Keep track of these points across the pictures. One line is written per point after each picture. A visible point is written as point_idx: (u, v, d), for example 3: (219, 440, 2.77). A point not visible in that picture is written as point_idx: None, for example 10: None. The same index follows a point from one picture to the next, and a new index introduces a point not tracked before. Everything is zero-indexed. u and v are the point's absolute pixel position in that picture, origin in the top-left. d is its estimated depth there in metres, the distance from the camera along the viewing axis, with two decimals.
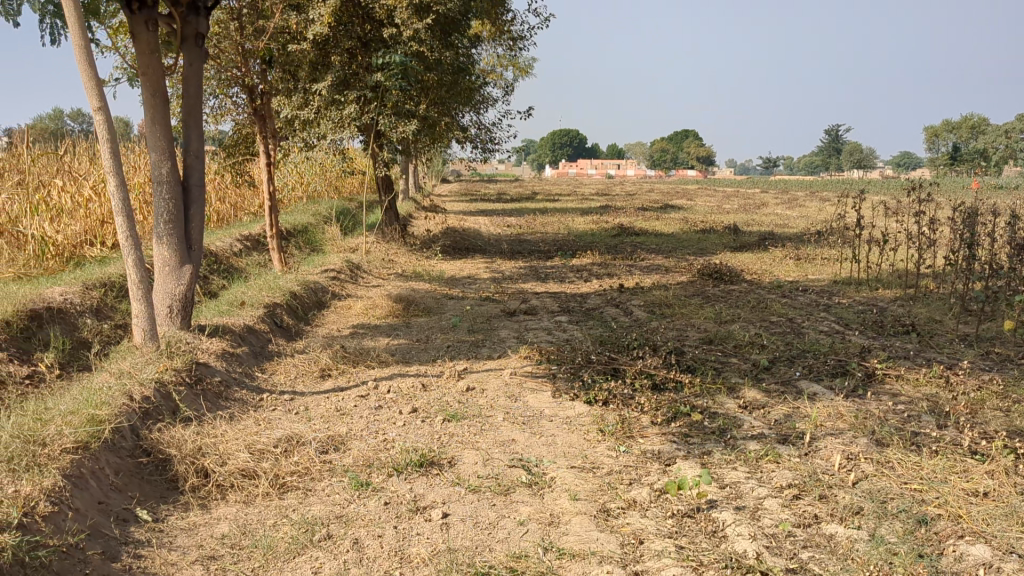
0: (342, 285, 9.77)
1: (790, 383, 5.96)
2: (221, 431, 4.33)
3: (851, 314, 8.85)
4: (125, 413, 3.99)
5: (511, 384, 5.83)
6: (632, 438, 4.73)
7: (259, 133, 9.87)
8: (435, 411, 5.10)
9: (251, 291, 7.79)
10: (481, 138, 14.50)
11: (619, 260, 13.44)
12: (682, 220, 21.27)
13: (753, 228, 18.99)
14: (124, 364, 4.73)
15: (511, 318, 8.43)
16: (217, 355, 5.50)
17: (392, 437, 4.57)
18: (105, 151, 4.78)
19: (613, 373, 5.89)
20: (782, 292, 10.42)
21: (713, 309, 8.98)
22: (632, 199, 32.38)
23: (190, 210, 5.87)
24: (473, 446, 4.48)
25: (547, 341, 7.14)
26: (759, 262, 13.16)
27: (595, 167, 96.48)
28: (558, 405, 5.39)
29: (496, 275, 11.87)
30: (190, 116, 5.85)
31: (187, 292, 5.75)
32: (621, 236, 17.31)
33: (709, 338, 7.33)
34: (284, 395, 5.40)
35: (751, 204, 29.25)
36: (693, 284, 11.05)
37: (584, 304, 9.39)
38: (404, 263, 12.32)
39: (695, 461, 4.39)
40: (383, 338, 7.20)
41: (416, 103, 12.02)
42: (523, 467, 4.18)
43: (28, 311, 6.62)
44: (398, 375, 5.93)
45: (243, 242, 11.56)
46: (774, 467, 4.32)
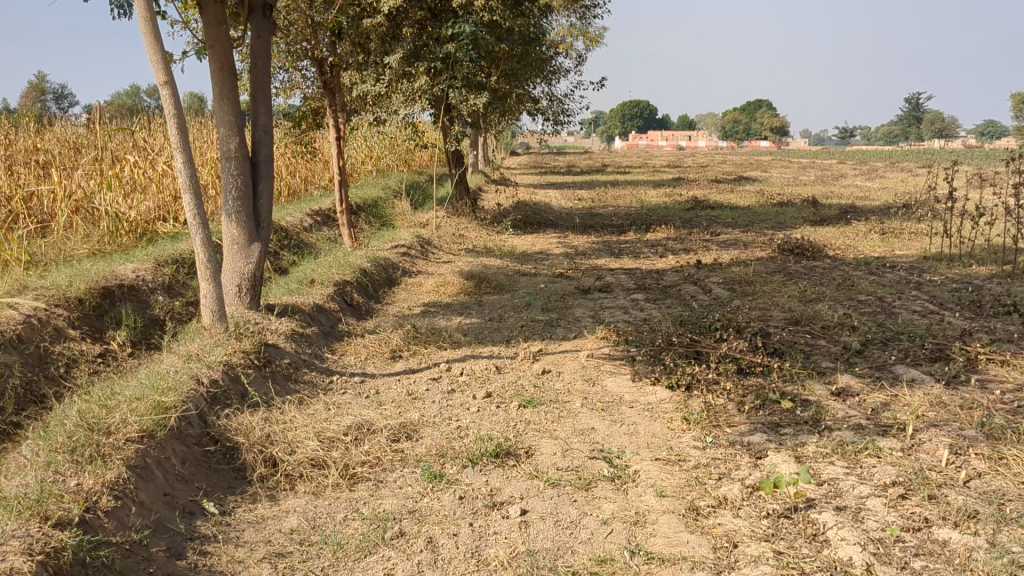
0: (413, 261, 9.62)
1: (885, 368, 5.60)
2: (290, 417, 4.19)
3: (946, 293, 8.38)
4: (192, 399, 3.87)
5: (588, 367, 5.60)
6: (719, 427, 4.47)
7: (329, 107, 9.73)
8: (510, 395, 4.89)
9: (321, 268, 7.67)
10: (553, 110, 14.20)
11: (695, 235, 13.05)
12: (759, 192, 20.66)
13: (833, 201, 18.35)
14: (192, 346, 4.62)
15: (585, 295, 8.18)
16: (286, 336, 5.38)
17: (466, 423, 4.37)
18: (173, 127, 4.65)
19: (696, 356, 5.61)
20: (869, 268, 9.96)
21: (798, 287, 8.59)
22: (704, 171, 31.60)
23: (258, 187, 5.75)
24: (551, 434, 4.26)
25: (624, 321, 6.87)
26: (842, 236, 12.65)
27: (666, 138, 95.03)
28: (638, 390, 5.14)
29: (569, 250, 11.60)
30: (258, 90, 5.71)
31: (256, 270, 5.64)
32: (696, 210, 16.86)
33: (795, 318, 6.99)
34: (355, 377, 5.25)
35: (829, 175, 28.34)
36: (774, 260, 10.64)
37: (662, 282, 9.08)
38: (474, 239, 12.13)
39: (789, 454, 4.10)
40: (455, 317, 7.02)
41: (487, 74, 11.76)
42: (605, 459, 3.95)
43: (100, 288, 6.60)
44: (470, 357, 5.74)
45: (314, 217, 11.50)
46: (875, 462, 4.01)
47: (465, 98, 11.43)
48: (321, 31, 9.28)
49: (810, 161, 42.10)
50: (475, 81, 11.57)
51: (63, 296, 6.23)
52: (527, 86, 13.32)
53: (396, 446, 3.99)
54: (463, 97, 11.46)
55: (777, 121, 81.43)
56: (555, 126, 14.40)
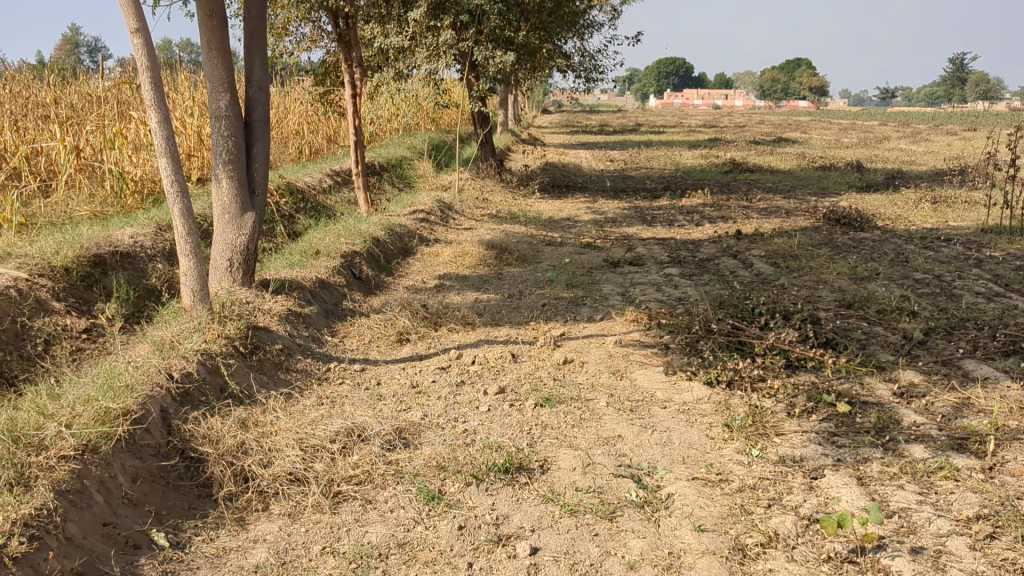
0: (432, 228, 9.03)
1: (952, 364, 4.96)
2: (272, 418, 3.64)
3: (1009, 272, 7.67)
4: (153, 400, 3.32)
5: (615, 356, 5.01)
6: (767, 437, 3.88)
7: (345, 62, 9.11)
8: (526, 392, 4.32)
9: (329, 237, 7.10)
10: (585, 67, 13.49)
11: (733, 201, 12.34)
12: (798, 154, 19.83)
13: (877, 166, 17.48)
14: (167, 332, 4.07)
15: (615, 269, 7.57)
16: (280, 318, 4.84)
17: (473, 427, 3.82)
18: (146, 81, 4.05)
19: (738, 347, 4.98)
20: (921, 242, 9.23)
21: (846, 262, 7.92)
22: (741, 131, 30.52)
23: (253, 150, 5.17)
24: (570, 444, 3.69)
25: (656, 300, 6.26)
26: (890, 205, 11.89)
27: (701, 97, 93.27)
28: (671, 387, 4.55)
29: (598, 217, 10.96)
30: (253, 41, 5.08)
31: (248, 243, 5.07)
32: (733, 173, 16.11)
33: (847, 301, 6.34)
34: (355, 365, 4.71)
35: (873, 137, 27.27)
36: (818, 230, 9.94)
37: (698, 254, 8.43)
38: (499, 203, 11.52)
39: (849, 475, 3.52)
40: (471, 293, 6.43)
41: (515, 29, 11.10)
42: (633, 478, 3.39)
43: (89, 255, 6.04)
44: (485, 342, 5.16)
45: (333, 178, 10.92)
46: (952, 487, 3.42)
47: (491, 54, 10.79)
48: None
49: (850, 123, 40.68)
50: (502, 36, 10.91)
51: (47, 264, 5.67)
52: (558, 42, 12.60)
53: (390, 455, 3.44)
54: (489, 53, 10.82)
55: (816, 79, 79.20)
56: (587, 84, 13.69)
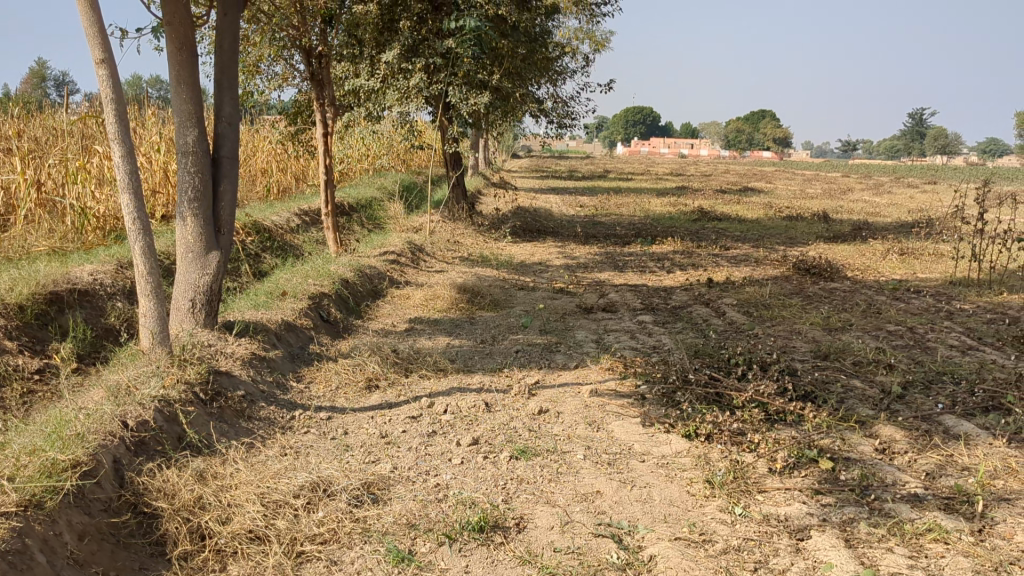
0: (402, 270, 8.87)
1: (932, 419, 4.86)
2: (232, 470, 3.44)
3: (981, 325, 7.65)
4: (104, 451, 3.11)
5: (591, 406, 4.87)
6: (751, 495, 3.74)
7: (316, 100, 8.99)
8: (500, 443, 4.15)
9: (296, 277, 6.91)
10: (557, 112, 13.49)
11: (704, 248, 12.32)
12: (765, 204, 19.98)
13: (844, 217, 17.62)
14: (123, 376, 3.87)
15: (588, 315, 7.45)
16: (243, 362, 4.64)
17: (446, 481, 3.64)
18: (111, 114, 3.88)
19: (716, 399, 4.85)
20: (892, 293, 9.23)
21: (819, 313, 7.87)
22: (708, 180, 30.79)
23: (220, 186, 5.00)
24: (547, 500, 3.52)
25: (631, 349, 6.14)
26: (860, 256, 11.92)
27: (667, 145, 94.36)
28: (650, 439, 4.41)
29: (570, 262, 10.86)
30: (223, 76, 4.93)
31: (213, 284, 4.88)
32: (702, 221, 16.14)
33: (823, 352, 6.27)
34: (321, 413, 4.52)
35: (839, 189, 27.59)
36: (789, 280, 9.91)
37: (670, 302, 8.35)
38: (470, 246, 11.41)
39: (836, 537, 3.39)
40: (441, 338, 6.27)
41: (489, 72, 11.07)
42: (614, 538, 3.22)
43: (45, 293, 5.81)
44: (458, 390, 4.99)
45: (301, 218, 10.75)
46: (943, 551, 3.29)
47: (465, 97, 10.75)
48: (311, 18, 8.58)
49: (814, 174, 41.29)
50: (476, 78, 10.87)
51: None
52: (531, 87, 12.60)
53: (358, 511, 3.25)
54: (462, 95, 10.76)
55: (780, 130, 80.42)
56: (559, 129, 13.68)
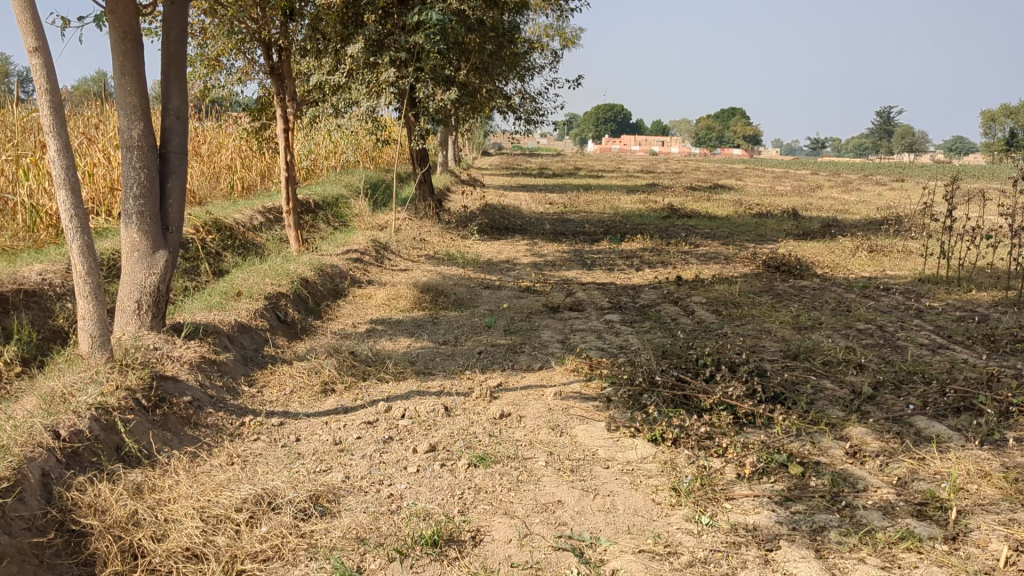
0: (365, 269, 8.67)
1: (903, 421, 4.75)
2: (172, 482, 3.25)
3: (950, 323, 7.59)
4: (28, 465, 2.89)
5: (554, 410, 4.71)
6: (718, 503, 3.61)
7: (277, 95, 8.76)
8: (459, 450, 3.98)
9: (253, 277, 6.70)
10: (526, 108, 13.34)
11: (674, 246, 12.21)
12: (735, 201, 19.96)
13: (813, 214, 17.60)
14: (59, 382, 3.65)
15: (554, 315, 7.30)
16: (191, 366, 4.44)
17: (400, 491, 3.47)
18: (45, 106, 3.66)
19: (684, 402, 4.71)
20: (861, 291, 9.16)
21: (788, 311, 7.77)
22: (678, 177, 30.78)
23: (168, 183, 4.80)
24: (507, 511, 3.37)
25: (598, 349, 6.00)
26: (829, 253, 11.87)
27: (638, 143, 94.52)
28: (615, 444, 4.26)
29: (538, 260, 10.71)
30: (171, 67, 4.71)
31: (160, 284, 4.67)
32: (672, 218, 16.06)
33: (792, 351, 6.16)
34: (273, 419, 4.33)
35: (809, 186, 27.66)
36: (758, 277, 9.82)
37: (639, 300, 8.22)
38: (437, 244, 11.23)
39: (806, 547, 3.25)
40: (403, 339, 6.09)
41: (456, 68, 10.88)
42: (574, 551, 3.07)
43: None
44: (417, 394, 4.82)
45: (264, 215, 10.51)
46: (916, 560, 3.17)
47: (431, 92, 10.57)
48: (271, 10, 8.36)
49: (783, 171, 41.49)
50: (442, 74, 10.67)
51: None
52: (498, 83, 12.42)
53: (304, 526, 3.07)
54: (428, 91, 10.58)
55: (751, 127, 80.68)
56: (528, 126, 13.53)
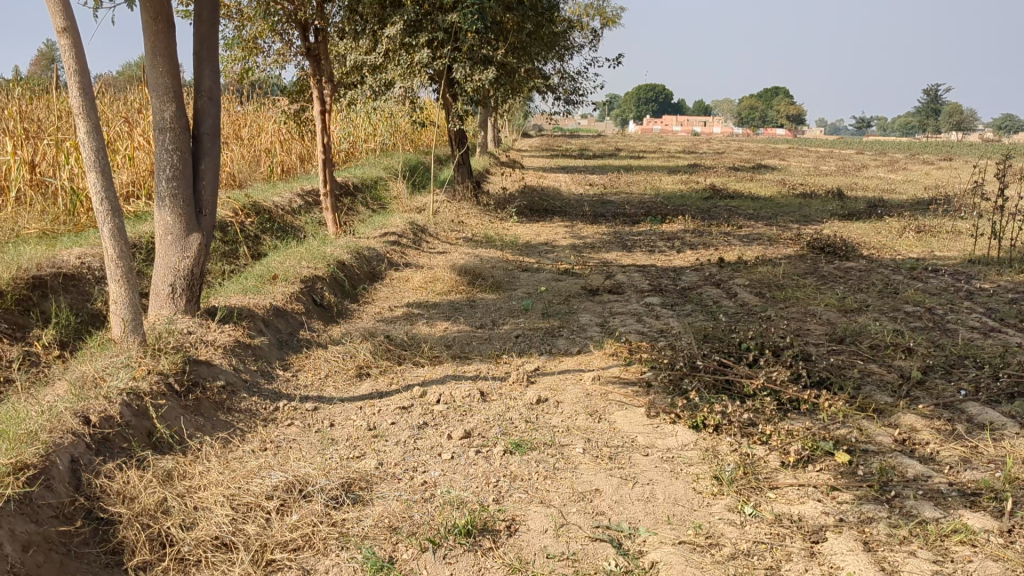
0: (403, 252, 8.62)
1: (955, 407, 4.58)
2: (203, 469, 3.21)
3: (1002, 305, 7.35)
4: (56, 452, 2.86)
5: (592, 395, 4.61)
6: (762, 492, 3.49)
7: (314, 76, 8.70)
8: (495, 436, 3.90)
9: (290, 260, 6.66)
10: (565, 88, 13.18)
11: (715, 227, 12.01)
12: (778, 181, 19.61)
13: (859, 194, 17.24)
14: (92, 367, 3.63)
15: (593, 297, 7.19)
16: (225, 350, 4.40)
17: (433, 479, 3.40)
18: (74, 87, 3.61)
19: (726, 388, 4.57)
20: (910, 272, 8.92)
21: (833, 293, 7.58)
22: (720, 158, 30.37)
23: (200, 165, 4.75)
24: (542, 500, 3.28)
25: (638, 333, 5.88)
26: (875, 234, 11.60)
27: (680, 123, 93.57)
28: (654, 430, 4.15)
29: (577, 242, 10.59)
30: (202, 47, 4.65)
31: (194, 267, 4.64)
32: (714, 199, 15.82)
33: (838, 335, 5.99)
34: (307, 403, 4.28)
35: (855, 166, 27.13)
36: (803, 259, 9.61)
37: (679, 283, 8.07)
38: (475, 226, 11.14)
39: (854, 539, 3.13)
40: (440, 323, 6.02)
41: (493, 47, 10.75)
42: (613, 542, 2.98)
43: (28, 277, 5.56)
44: (452, 378, 4.74)
45: (302, 198, 10.51)
46: (970, 554, 3.03)
47: (468, 73, 10.46)
48: None
49: (828, 151, 40.77)
50: (479, 54, 10.54)
51: None
52: (537, 63, 12.27)
53: (335, 514, 3.01)
54: (466, 71, 10.47)
55: (794, 107, 79.47)
56: (567, 106, 13.36)
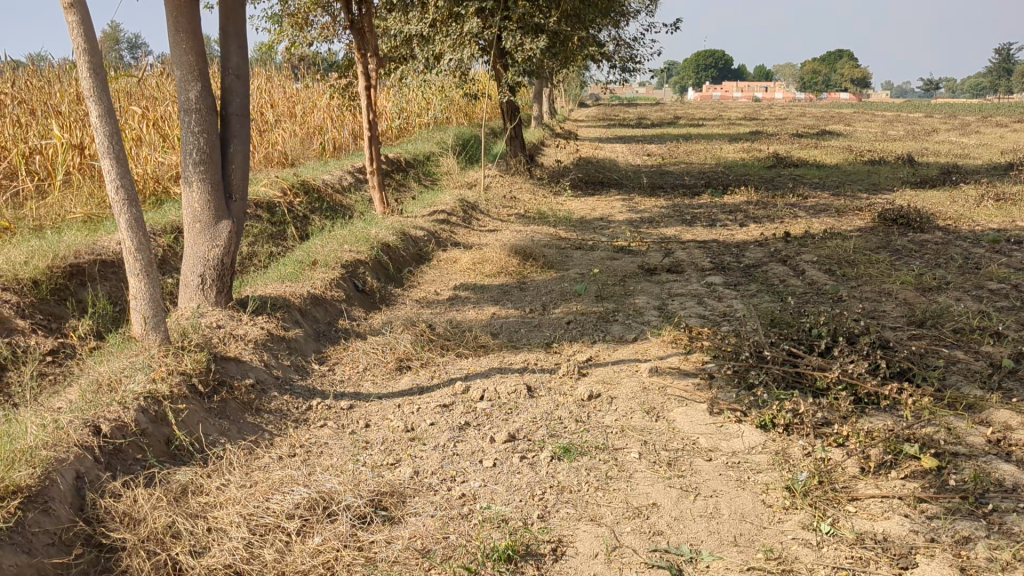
0: (452, 230, 8.32)
1: None
2: (223, 484, 2.95)
3: None
4: (57, 470, 2.61)
5: (650, 390, 4.25)
6: (840, 506, 3.12)
7: (359, 50, 8.39)
8: (542, 439, 3.58)
9: (333, 243, 6.39)
10: (620, 56, 12.70)
11: (780, 198, 11.47)
12: (845, 147, 18.87)
13: (930, 159, 16.44)
14: (110, 369, 3.39)
15: (651, 277, 6.80)
16: (256, 345, 4.14)
17: (473, 491, 3.10)
18: (84, 67, 3.31)
19: (797, 381, 4.18)
20: (991, 245, 8.34)
21: (909, 269, 7.07)
22: (783, 125, 29.52)
23: (229, 148, 4.48)
24: (593, 517, 2.95)
25: (699, 317, 5.49)
26: (950, 203, 10.96)
27: (740, 89, 91.62)
28: (718, 431, 3.79)
29: (634, 216, 10.17)
30: (229, 22, 4.34)
31: (224, 257, 4.38)
32: (777, 168, 15.21)
33: (916, 317, 5.53)
34: (342, 402, 4.00)
35: (925, 129, 26.10)
36: (874, 232, 9.07)
37: (743, 260, 7.63)
38: (528, 202, 10.78)
39: (949, 565, 2.74)
40: (488, 307, 5.71)
41: (545, 14, 10.34)
42: (671, 569, 2.65)
43: (66, 265, 5.29)
44: (498, 372, 4.42)
45: (351, 175, 10.25)
46: None
47: (519, 42, 10.07)
48: None
49: (894, 115, 39.43)
50: (530, 23, 10.23)
51: (12, 276, 4.88)
52: (591, 30, 11.81)
53: (362, 536, 2.72)
54: (517, 41, 10.08)
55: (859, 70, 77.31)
56: (623, 74, 12.89)
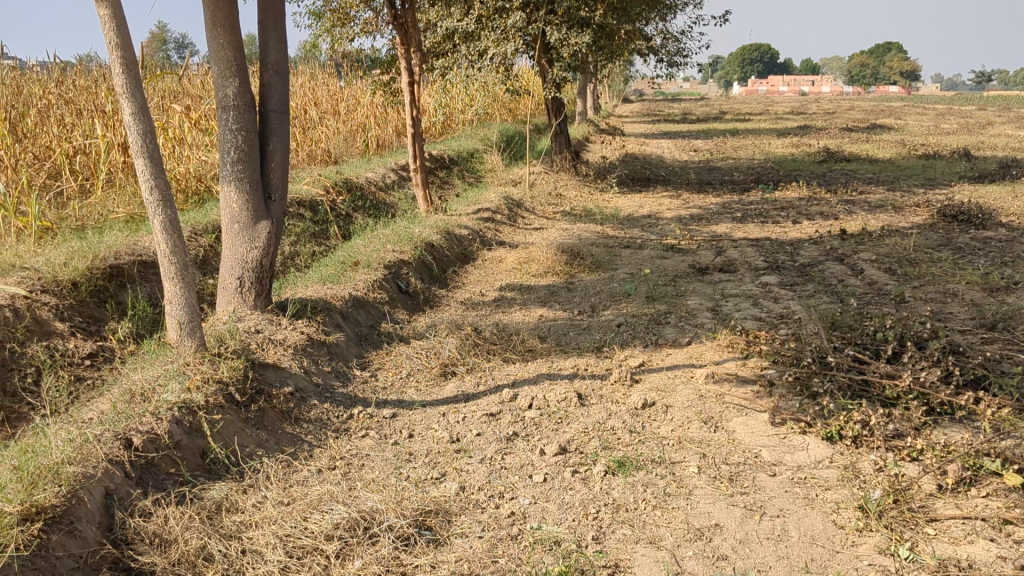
0: (497, 229, 8.15)
1: None
2: (259, 500, 2.81)
3: None
4: (83, 487, 2.47)
5: (707, 397, 4.04)
6: (919, 528, 2.88)
7: (402, 45, 8.24)
8: (594, 452, 3.38)
9: (376, 243, 6.25)
10: (668, 50, 12.44)
11: (833, 194, 11.12)
12: (898, 142, 18.38)
13: (988, 153, 15.93)
14: (145, 377, 3.26)
15: (703, 277, 6.56)
16: (295, 350, 4.00)
17: (523, 510, 2.92)
18: (117, 64, 3.17)
19: (864, 390, 3.93)
20: None
21: (974, 269, 6.74)
22: (832, 119, 28.98)
23: (268, 145, 4.34)
24: (651, 539, 2.75)
25: (756, 319, 5.25)
26: (1012, 198, 10.54)
27: (786, 83, 90.41)
28: (782, 443, 3.57)
29: (683, 213, 9.92)
30: (267, 15, 4.19)
31: (263, 259, 4.25)
32: (829, 163, 14.82)
33: (987, 319, 5.24)
34: (384, 410, 3.84)
35: (980, 123, 25.40)
36: (934, 229, 8.73)
37: (798, 258, 7.36)
38: (573, 199, 10.57)
39: None
40: (535, 309, 5.52)
41: (591, 8, 10.14)
42: None
43: (107, 267, 5.20)
44: (546, 378, 4.23)
45: (394, 172, 10.12)
46: None
47: (564, 36, 9.88)
48: None
49: (944, 109, 38.59)
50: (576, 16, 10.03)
51: (51, 278, 4.77)
52: (638, 24, 11.58)
53: (404, 559, 2.55)
54: (562, 35, 9.89)
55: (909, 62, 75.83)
56: (670, 68, 12.64)
